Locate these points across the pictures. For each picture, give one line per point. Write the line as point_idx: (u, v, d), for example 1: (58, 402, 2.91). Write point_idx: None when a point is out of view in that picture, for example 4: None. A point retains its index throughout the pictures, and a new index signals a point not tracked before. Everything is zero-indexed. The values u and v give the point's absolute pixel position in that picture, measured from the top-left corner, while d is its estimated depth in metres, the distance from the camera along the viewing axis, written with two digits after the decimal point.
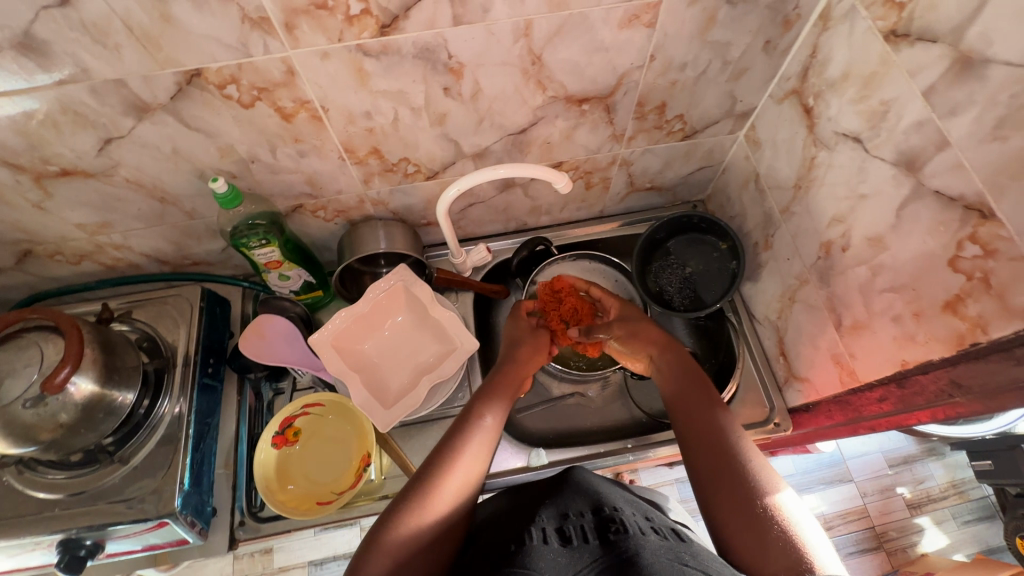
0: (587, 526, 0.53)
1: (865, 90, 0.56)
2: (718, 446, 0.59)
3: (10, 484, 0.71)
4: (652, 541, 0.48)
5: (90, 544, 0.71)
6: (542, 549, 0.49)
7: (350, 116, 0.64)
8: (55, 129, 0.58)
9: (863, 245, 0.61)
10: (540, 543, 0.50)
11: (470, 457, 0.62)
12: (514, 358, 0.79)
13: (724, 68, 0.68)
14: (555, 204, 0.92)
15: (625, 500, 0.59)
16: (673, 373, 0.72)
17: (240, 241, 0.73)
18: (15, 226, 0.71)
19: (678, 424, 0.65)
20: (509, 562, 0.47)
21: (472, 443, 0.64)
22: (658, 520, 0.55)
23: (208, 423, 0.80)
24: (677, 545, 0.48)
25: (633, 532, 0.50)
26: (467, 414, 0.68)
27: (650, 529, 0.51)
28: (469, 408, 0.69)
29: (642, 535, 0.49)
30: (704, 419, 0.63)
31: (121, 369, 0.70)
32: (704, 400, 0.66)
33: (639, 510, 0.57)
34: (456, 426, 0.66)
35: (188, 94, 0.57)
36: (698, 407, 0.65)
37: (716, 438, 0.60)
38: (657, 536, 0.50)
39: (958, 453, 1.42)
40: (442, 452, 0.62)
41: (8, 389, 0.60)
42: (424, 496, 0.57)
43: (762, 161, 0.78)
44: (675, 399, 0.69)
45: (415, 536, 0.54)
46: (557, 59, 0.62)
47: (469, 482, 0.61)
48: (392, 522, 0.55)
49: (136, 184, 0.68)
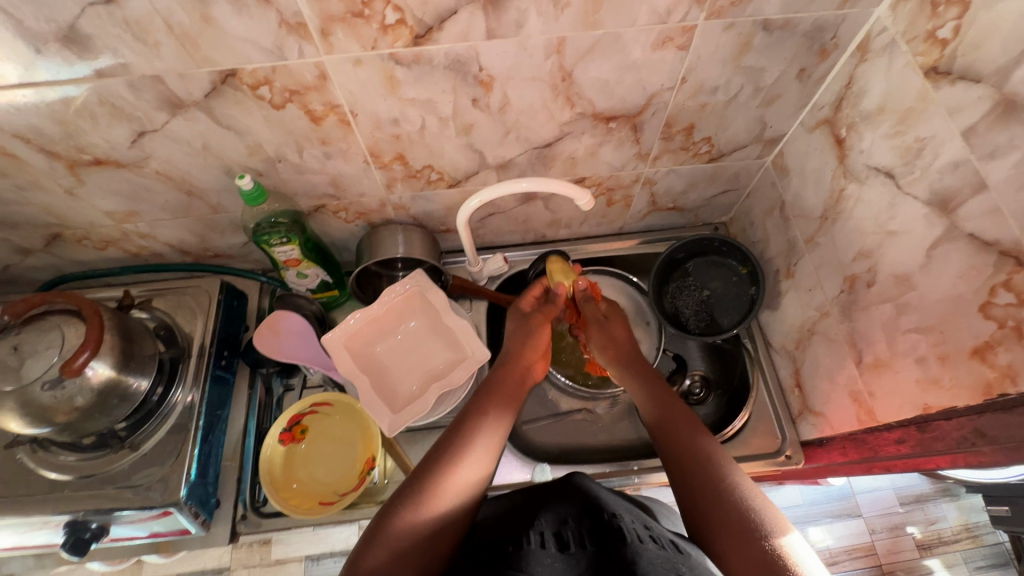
0: (586, 533, 0.53)
1: (900, 125, 0.55)
2: (710, 474, 0.60)
3: (24, 462, 0.73)
4: (650, 550, 0.48)
5: (96, 527, 0.71)
6: (538, 554, 0.50)
7: (378, 122, 0.64)
8: (91, 119, 0.59)
9: (889, 282, 0.59)
10: (537, 547, 0.51)
11: (474, 458, 0.61)
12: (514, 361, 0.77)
13: (755, 94, 0.67)
14: (575, 218, 0.92)
15: (626, 507, 0.59)
16: (662, 400, 0.73)
17: (262, 237, 0.74)
18: (46, 210, 0.73)
19: (664, 448, 0.67)
20: (508, 565, 0.48)
21: (471, 443, 0.63)
22: (656, 529, 0.54)
23: (218, 415, 0.81)
24: (674, 557, 0.48)
25: (630, 539, 0.50)
26: (472, 413, 0.67)
27: (648, 537, 0.51)
28: (465, 412, 0.68)
29: (639, 543, 0.49)
30: (690, 444, 0.65)
31: (138, 356, 0.72)
32: (687, 422, 0.68)
33: (638, 518, 0.56)
34: (459, 422, 0.66)
35: (222, 93, 0.58)
36: (685, 434, 0.66)
37: (708, 463, 0.61)
38: (655, 544, 0.50)
39: (974, 496, 1.40)
40: (438, 454, 0.61)
41: (28, 369, 0.62)
42: (421, 497, 0.56)
43: (788, 188, 0.77)
44: (662, 424, 0.69)
45: (410, 532, 0.54)
46: (587, 77, 0.62)
47: (466, 485, 0.59)
48: (388, 518, 0.55)
49: (165, 176, 0.69)
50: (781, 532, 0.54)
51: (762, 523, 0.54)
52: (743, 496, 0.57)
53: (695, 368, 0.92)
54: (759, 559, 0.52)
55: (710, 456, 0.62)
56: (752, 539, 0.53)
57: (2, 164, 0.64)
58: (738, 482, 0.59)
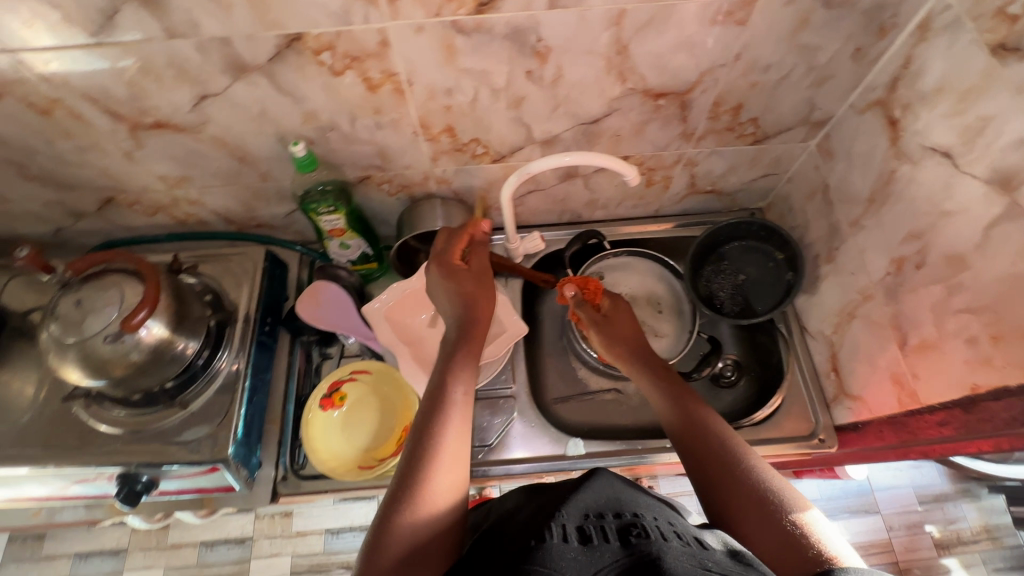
0: (608, 527, 0.51)
1: (960, 104, 0.55)
2: (727, 461, 0.61)
3: (78, 415, 0.75)
4: (675, 547, 0.47)
5: (147, 480, 0.74)
6: (561, 548, 0.47)
7: (432, 92, 0.65)
8: (157, 82, 0.61)
9: (940, 263, 0.59)
10: (560, 541, 0.48)
11: (452, 446, 0.58)
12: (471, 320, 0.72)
13: (808, 73, 0.67)
14: (613, 198, 0.92)
15: (646, 503, 0.57)
16: (673, 393, 0.73)
17: (309, 205, 0.76)
18: (104, 173, 0.75)
19: (678, 441, 0.67)
20: (529, 563, 0.45)
21: (443, 430, 0.59)
22: (680, 527, 0.53)
23: (262, 379, 0.83)
24: (699, 552, 0.47)
25: (654, 536, 0.49)
26: (441, 394, 0.63)
27: (673, 534, 0.50)
28: (432, 398, 0.63)
29: (663, 540, 0.48)
30: (702, 436, 0.65)
31: (189, 318, 0.74)
32: (697, 413, 0.68)
33: (661, 515, 0.55)
34: (430, 408, 0.62)
35: (286, 57, 0.59)
36: (695, 426, 0.67)
37: (724, 452, 0.62)
38: (679, 541, 0.49)
39: (995, 497, 1.39)
40: (419, 447, 0.58)
41: (89, 324, 0.65)
42: (413, 492, 0.54)
43: (833, 172, 0.76)
44: (674, 417, 0.70)
45: (410, 533, 0.52)
46: (643, 51, 0.62)
47: (456, 479, 0.57)
48: (391, 518, 0.53)
49: (221, 142, 0.71)
50: (802, 509, 0.55)
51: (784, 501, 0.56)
52: (762, 481, 0.58)
53: (728, 352, 0.92)
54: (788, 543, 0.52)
55: (726, 445, 0.63)
56: (775, 523, 0.54)
57: (67, 125, 0.66)
58: (757, 466, 0.60)
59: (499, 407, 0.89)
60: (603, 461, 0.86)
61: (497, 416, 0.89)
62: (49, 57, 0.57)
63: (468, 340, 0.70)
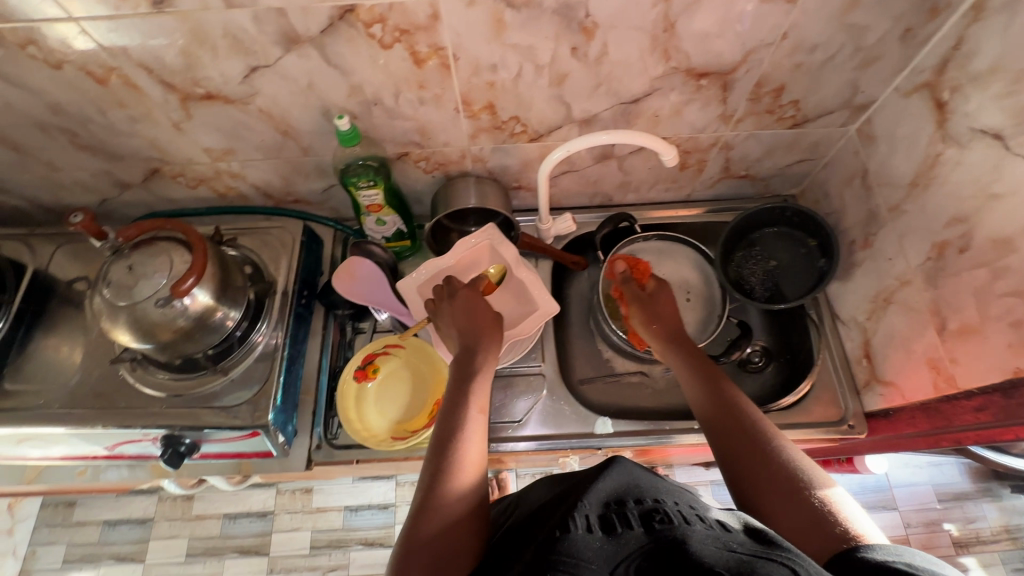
0: (631, 513, 0.52)
1: (1015, 85, 0.55)
2: (753, 442, 0.62)
3: (125, 377, 0.78)
4: (698, 530, 0.48)
5: (190, 443, 0.76)
6: (586, 538, 0.48)
7: (476, 67, 0.66)
8: (212, 52, 0.62)
9: (986, 247, 0.59)
10: (584, 531, 0.49)
11: (473, 443, 0.64)
12: (488, 333, 0.77)
13: (854, 55, 0.67)
14: (646, 181, 0.92)
15: (667, 488, 0.57)
16: (697, 379, 0.73)
17: (350, 179, 0.77)
18: (152, 144, 0.77)
19: (705, 422, 0.68)
20: (556, 553, 0.46)
21: (464, 448, 0.63)
22: (701, 510, 0.53)
23: (298, 350, 0.85)
24: (723, 534, 0.48)
25: (677, 521, 0.49)
26: (459, 398, 0.69)
27: (695, 517, 0.51)
28: (450, 405, 0.69)
29: (687, 525, 0.49)
30: (731, 418, 0.66)
31: (231, 289, 0.76)
32: (726, 396, 0.69)
33: (682, 499, 0.55)
34: (449, 411, 0.68)
35: (338, 29, 0.60)
36: (725, 408, 0.67)
37: (750, 433, 0.63)
38: (703, 524, 0.49)
39: (1017, 497, 1.38)
40: (443, 443, 0.64)
41: (140, 290, 0.67)
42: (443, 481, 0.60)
43: (873, 156, 0.76)
44: (702, 400, 0.70)
45: (443, 514, 0.57)
46: (690, 28, 0.62)
47: (478, 470, 0.62)
48: (425, 505, 0.58)
49: (267, 114, 0.72)
50: (827, 488, 0.55)
51: (809, 480, 0.56)
52: (791, 462, 0.58)
53: (757, 338, 0.92)
54: (815, 522, 0.52)
55: (752, 427, 0.63)
56: (803, 503, 0.54)
57: (122, 94, 0.68)
58: (784, 446, 0.60)
59: (527, 385, 0.91)
60: (631, 440, 0.87)
61: (525, 393, 0.90)
62: (110, 25, 0.58)
63: (484, 361, 0.74)
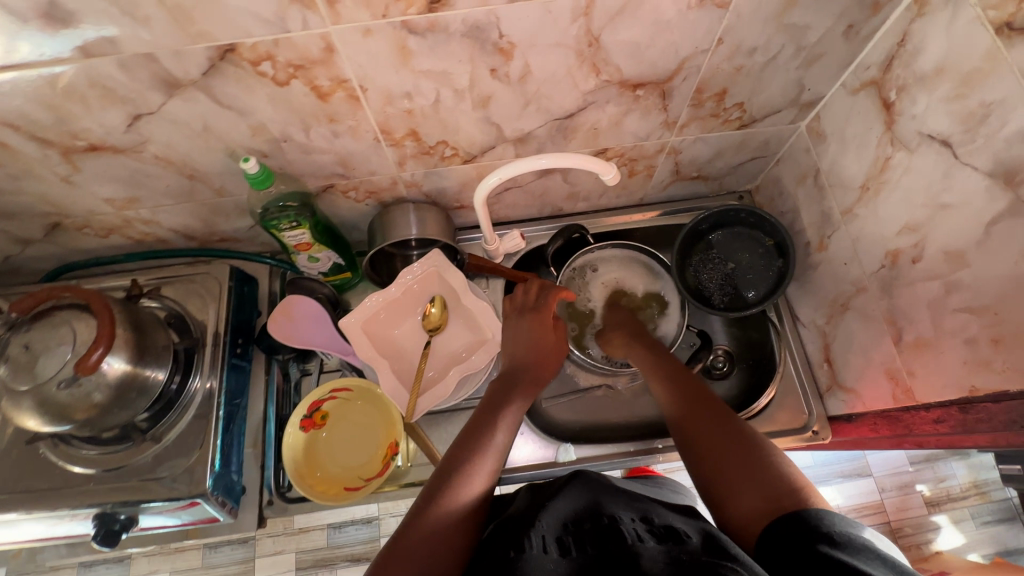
0: (585, 535, 0.49)
1: (962, 88, 0.51)
2: (713, 418, 0.59)
3: (47, 455, 0.72)
4: (650, 548, 0.45)
5: (125, 519, 0.71)
6: (541, 559, 0.46)
7: (389, 97, 0.60)
8: (82, 103, 0.55)
9: (938, 259, 0.56)
10: (540, 551, 0.47)
11: (489, 465, 0.58)
12: (537, 371, 0.73)
13: (796, 54, 0.62)
14: (594, 190, 0.87)
15: (626, 500, 0.55)
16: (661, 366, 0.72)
17: (270, 222, 0.70)
18: (43, 199, 0.69)
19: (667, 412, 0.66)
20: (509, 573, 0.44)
21: (478, 464, 0.58)
22: (657, 520, 0.51)
23: (238, 403, 0.80)
24: (674, 548, 0.45)
25: (630, 540, 0.46)
26: (490, 416, 0.64)
27: (648, 534, 0.48)
28: (475, 423, 0.64)
29: (638, 543, 0.46)
30: (690, 394, 0.65)
31: (152, 348, 0.70)
32: (687, 377, 0.68)
33: (637, 512, 0.52)
34: (471, 427, 0.63)
35: (221, 70, 0.53)
36: (687, 386, 0.67)
37: (710, 413, 0.60)
38: (654, 541, 0.47)
39: (984, 454, 1.41)
40: (455, 458, 0.58)
41: (43, 368, 0.60)
42: (445, 489, 0.55)
43: (824, 155, 0.72)
44: (666, 379, 0.70)
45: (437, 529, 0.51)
46: (616, 41, 0.57)
47: (485, 490, 0.57)
48: (414, 514, 0.53)
49: (165, 160, 0.65)
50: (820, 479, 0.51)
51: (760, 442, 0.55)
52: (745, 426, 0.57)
53: (720, 343, 0.88)
54: (763, 475, 0.50)
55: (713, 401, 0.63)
56: (753, 459, 0.52)
57: None
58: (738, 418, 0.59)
59: None
60: (595, 464, 0.85)
61: None
62: None
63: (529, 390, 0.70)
